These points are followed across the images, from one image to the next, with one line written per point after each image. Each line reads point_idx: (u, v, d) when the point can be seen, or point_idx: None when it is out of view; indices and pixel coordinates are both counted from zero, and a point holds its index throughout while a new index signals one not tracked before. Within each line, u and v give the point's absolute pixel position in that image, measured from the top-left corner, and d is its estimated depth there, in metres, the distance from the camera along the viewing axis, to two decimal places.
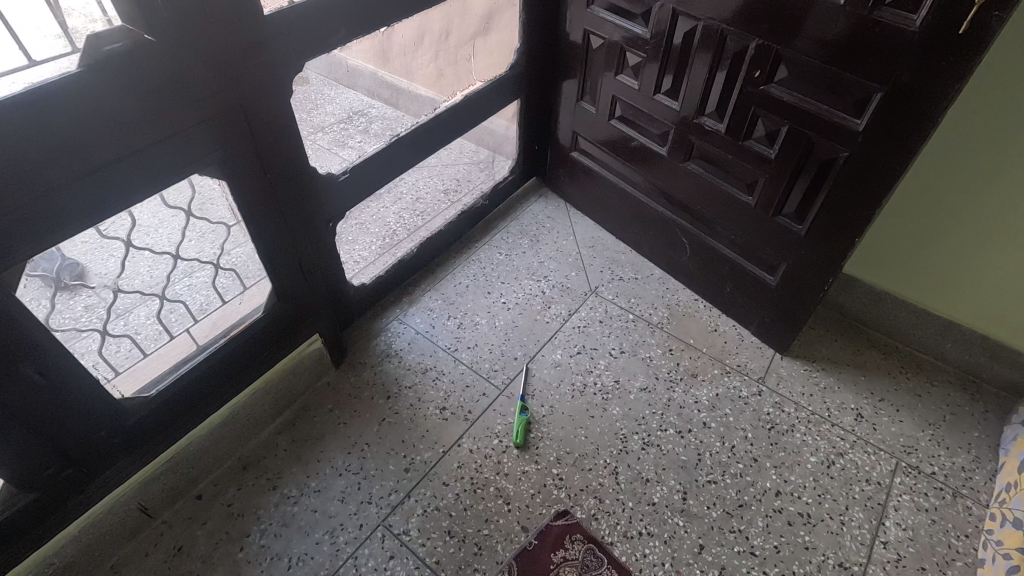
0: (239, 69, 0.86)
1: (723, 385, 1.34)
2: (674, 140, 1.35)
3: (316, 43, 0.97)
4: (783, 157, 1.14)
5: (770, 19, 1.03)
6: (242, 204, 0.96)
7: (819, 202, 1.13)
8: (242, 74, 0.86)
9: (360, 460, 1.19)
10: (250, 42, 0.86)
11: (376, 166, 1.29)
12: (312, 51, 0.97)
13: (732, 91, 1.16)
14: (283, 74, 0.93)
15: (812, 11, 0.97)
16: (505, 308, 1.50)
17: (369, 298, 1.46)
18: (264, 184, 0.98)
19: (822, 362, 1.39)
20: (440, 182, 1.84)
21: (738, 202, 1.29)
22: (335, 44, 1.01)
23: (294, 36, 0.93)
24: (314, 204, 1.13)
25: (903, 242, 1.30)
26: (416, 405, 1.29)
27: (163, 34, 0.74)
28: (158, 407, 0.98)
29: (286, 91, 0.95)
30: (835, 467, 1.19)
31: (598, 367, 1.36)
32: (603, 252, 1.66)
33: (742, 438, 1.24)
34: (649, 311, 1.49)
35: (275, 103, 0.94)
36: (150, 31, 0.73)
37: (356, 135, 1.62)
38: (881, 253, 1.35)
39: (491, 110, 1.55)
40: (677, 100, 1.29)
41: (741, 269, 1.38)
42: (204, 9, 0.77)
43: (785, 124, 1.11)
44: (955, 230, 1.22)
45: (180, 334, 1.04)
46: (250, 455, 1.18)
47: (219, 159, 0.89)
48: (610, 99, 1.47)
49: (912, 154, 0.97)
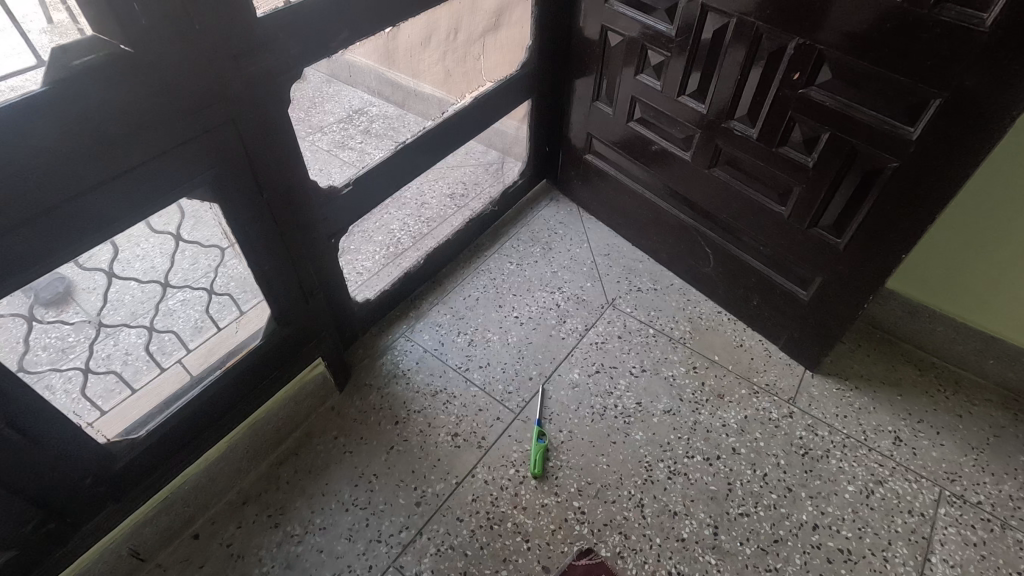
0: (231, 80, 0.76)
1: (751, 406, 1.26)
2: (699, 145, 1.26)
3: (315, 47, 0.88)
4: (822, 166, 1.05)
5: (813, 16, 0.94)
6: (237, 226, 0.87)
7: (861, 215, 1.04)
8: (234, 85, 0.77)
9: (367, 493, 1.12)
10: (243, 48, 0.76)
11: (380, 177, 1.19)
12: (311, 56, 0.88)
13: (766, 93, 1.07)
14: (279, 82, 0.84)
15: (862, 8, 0.88)
16: (518, 323, 1.42)
17: (374, 313, 1.38)
18: (262, 205, 0.89)
19: (855, 379, 1.31)
20: (446, 186, 1.76)
21: (769, 213, 1.20)
22: (336, 48, 0.92)
23: (291, 40, 0.83)
24: (315, 221, 1.04)
25: (954, 258, 1.21)
26: (425, 432, 1.21)
27: (142, 44, 0.65)
28: (149, 448, 0.90)
29: (283, 101, 0.85)
30: (875, 497, 1.12)
31: (618, 387, 1.29)
32: (619, 261, 1.57)
33: (774, 465, 1.16)
34: (670, 325, 1.41)
35: (273, 115, 0.85)
36: (127, 42, 0.64)
37: (357, 136, 1.56)
38: (928, 269, 1.26)
39: (502, 111, 1.45)
40: (703, 102, 1.20)
41: (769, 282, 1.30)
42: (192, 15, 0.68)
43: (826, 130, 1.02)
44: (982, 250, 1.16)
45: (171, 366, 0.96)
46: (250, 489, 1.11)
47: (213, 181, 0.80)
48: (629, 100, 1.37)
49: (972, 167, 0.89)
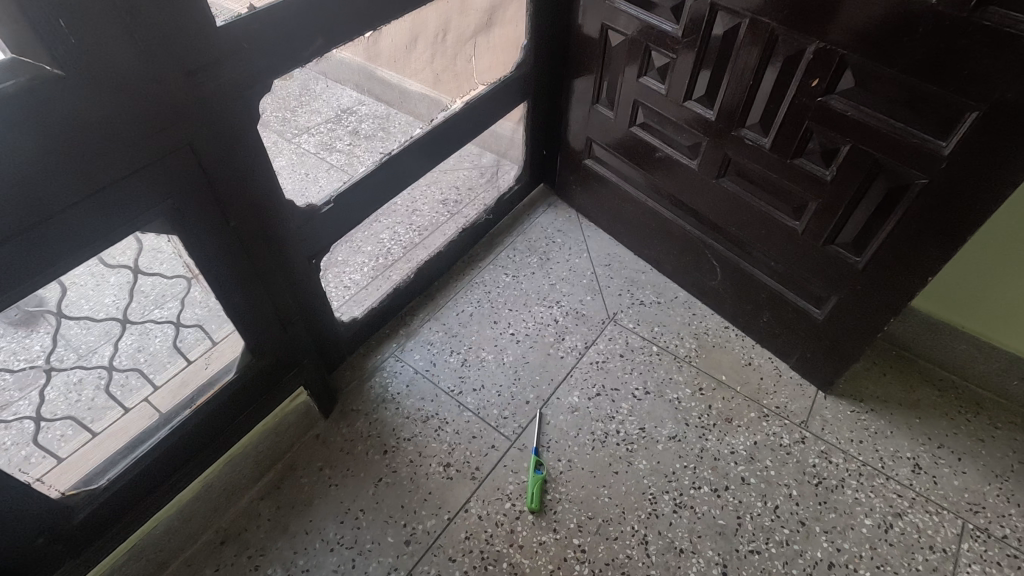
0: (186, 98, 0.68)
1: (761, 431, 1.19)
2: (706, 153, 1.18)
3: (286, 57, 0.79)
4: (841, 181, 0.97)
5: (834, 19, 0.85)
6: (202, 258, 0.79)
7: (883, 234, 0.96)
8: (189, 104, 0.69)
9: (354, 531, 1.05)
10: (198, 63, 0.68)
11: (364, 192, 1.11)
12: (281, 67, 0.79)
13: (780, 101, 0.99)
14: (244, 98, 0.75)
15: (890, 11, 0.80)
16: (514, 341, 1.34)
17: (361, 333, 1.30)
18: (230, 233, 0.81)
19: (871, 401, 1.24)
20: (438, 192, 1.68)
21: (782, 227, 1.12)
22: (310, 56, 0.83)
23: (257, 50, 0.75)
24: (292, 244, 0.96)
25: (987, 278, 1.13)
26: (415, 462, 1.14)
27: (75, 63, 0.56)
28: (112, 497, 0.83)
29: (248, 118, 0.77)
30: (894, 532, 1.05)
31: (620, 412, 1.22)
32: (621, 272, 1.50)
33: (786, 496, 1.10)
34: (674, 342, 1.34)
35: (236, 134, 0.76)
36: (57, 62, 0.55)
37: (346, 137, 1.43)
38: (957, 289, 1.18)
39: (496, 115, 1.36)
40: (712, 108, 1.11)
41: (780, 299, 1.22)
42: (135, 28, 0.60)
43: (846, 142, 0.93)
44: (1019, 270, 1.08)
45: (136, 405, 0.89)
46: (229, 527, 1.04)
47: (169, 210, 0.72)
48: (631, 103, 1.29)
49: (1009, 187, 0.81)
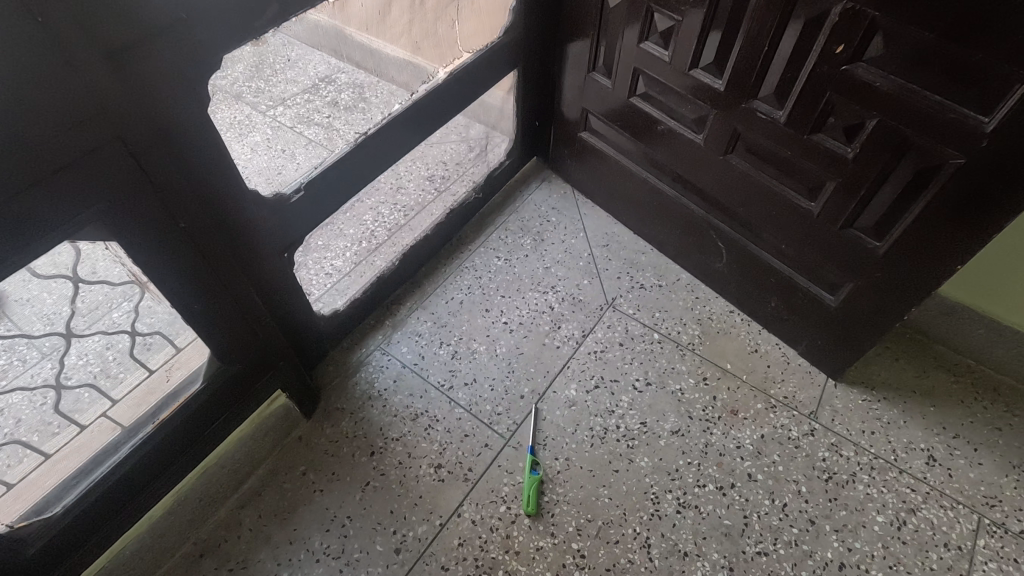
0: (110, 83, 0.58)
1: (769, 423, 1.13)
2: (713, 127, 1.08)
3: (239, 28, 0.68)
4: (864, 159, 0.88)
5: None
6: (149, 263, 0.70)
7: (910, 218, 0.88)
8: (116, 91, 0.58)
9: (341, 540, 0.99)
10: (123, 41, 0.57)
11: (341, 177, 1.01)
12: (233, 41, 0.68)
13: (799, 69, 0.88)
14: (185, 80, 0.65)
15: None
16: (507, 331, 1.27)
17: (343, 325, 1.22)
18: (183, 234, 0.71)
19: (882, 389, 1.17)
20: (424, 169, 1.57)
21: (796, 208, 1.03)
22: (266, 26, 0.72)
23: (203, 22, 0.64)
24: (259, 240, 0.87)
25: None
26: (404, 464, 1.08)
27: None
28: (72, 524, 0.76)
29: (193, 103, 0.67)
30: (907, 529, 1.00)
31: (620, 405, 1.15)
32: (619, 253, 1.41)
33: (795, 493, 1.04)
34: (676, 329, 1.27)
35: (180, 117, 0.66)
36: None
37: (325, 109, 1.38)
38: (988, 275, 1.10)
39: (483, 86, 1.25)
40: (721, 78, 1.01)
41: (791, 284, 1.14)
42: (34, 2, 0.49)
43: (873, 117, 0.84)
44: None
45: (94, 422, 0.82)
46: (208, 538, 0.98)
47: (101, 205, 0.62)
48: (631, 71, 1.17)
49: None
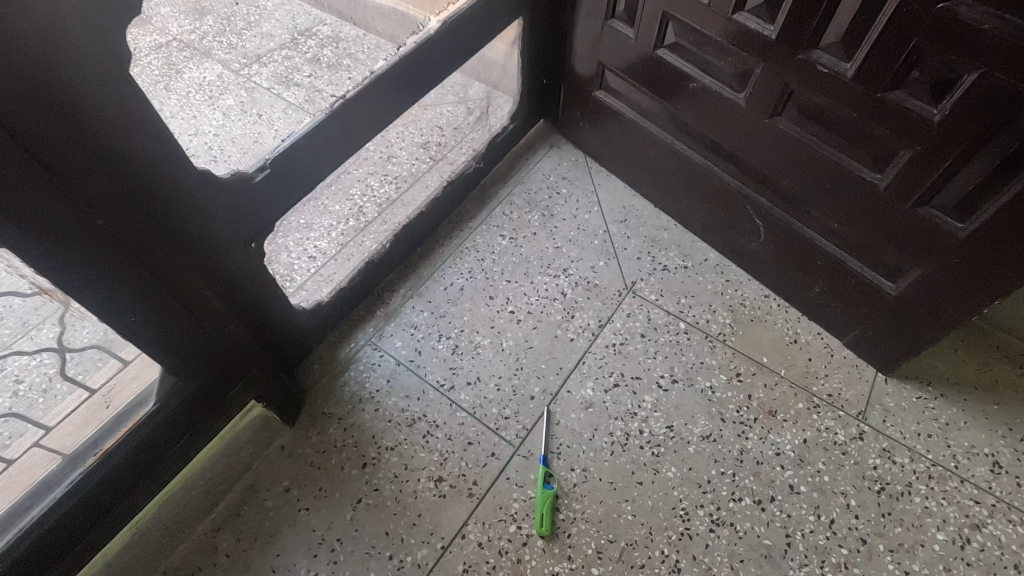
0: None
1: (811, 426, 1.00)
2: (760, 84, 0.90)
3: None
4: (954, 124, 0.72)
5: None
6: (50, 270, 0.55)
7: (1007, 196, 0.72)
8: None
9: (330, 567, 0.88)
10: None
11: (319, 150, 0.84)
12: None
13: (878, 10, 0.71)
14: (77, 32, 0.47)
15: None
16: (514, 321, 1.13)
17: (329, 318, 1.08)
18: (93, 232, 0.56)
19: (940, 385, 1.04)
20: (418, 135, 1.40)
21: (856, 182, 0.87)
22: None
23: None
24: (215, 232, 0.72)
25: None
26: (401, 478, 0.96)
27: None
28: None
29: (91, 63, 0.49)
30: (972, 549, 0.88)
31: (643, 407, 1.02)
32: (639, 230, 1.25)
33: (843, 507, 0.92)
34: (705, 317, 1.12)
35: (73, 83, 0.49)
36: None
37: (305, 68, 1.20)
38: None
39: (483, 38, 1.07)
40: (772, 23, 0.83)
41: (842, 269, 0.99)
42: None
43: (974, 69, 0.67)
44: None
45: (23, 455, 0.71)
46: (180, 566, 0.87)
47: None
48: (660, 16, 0.99)
49: None
